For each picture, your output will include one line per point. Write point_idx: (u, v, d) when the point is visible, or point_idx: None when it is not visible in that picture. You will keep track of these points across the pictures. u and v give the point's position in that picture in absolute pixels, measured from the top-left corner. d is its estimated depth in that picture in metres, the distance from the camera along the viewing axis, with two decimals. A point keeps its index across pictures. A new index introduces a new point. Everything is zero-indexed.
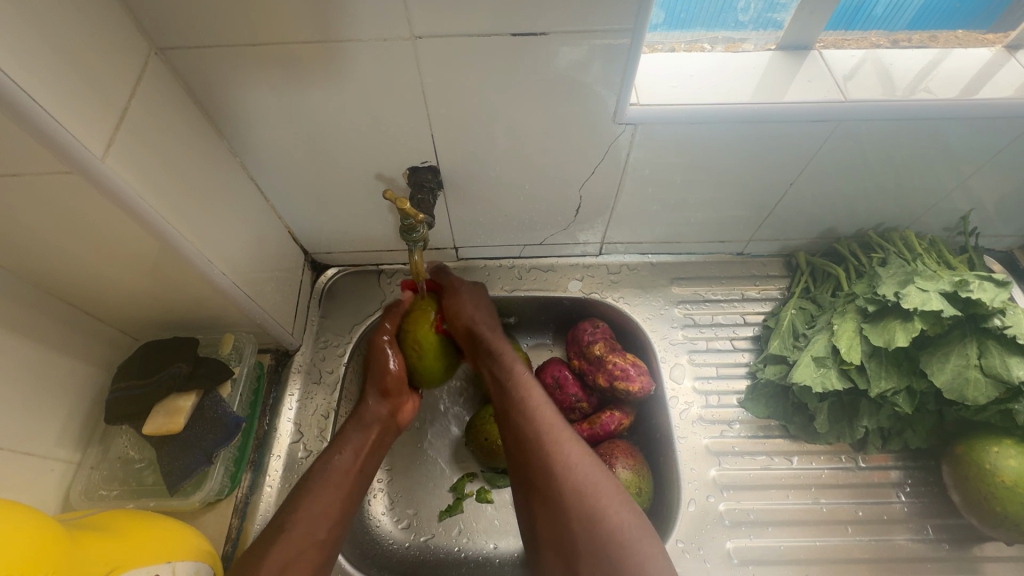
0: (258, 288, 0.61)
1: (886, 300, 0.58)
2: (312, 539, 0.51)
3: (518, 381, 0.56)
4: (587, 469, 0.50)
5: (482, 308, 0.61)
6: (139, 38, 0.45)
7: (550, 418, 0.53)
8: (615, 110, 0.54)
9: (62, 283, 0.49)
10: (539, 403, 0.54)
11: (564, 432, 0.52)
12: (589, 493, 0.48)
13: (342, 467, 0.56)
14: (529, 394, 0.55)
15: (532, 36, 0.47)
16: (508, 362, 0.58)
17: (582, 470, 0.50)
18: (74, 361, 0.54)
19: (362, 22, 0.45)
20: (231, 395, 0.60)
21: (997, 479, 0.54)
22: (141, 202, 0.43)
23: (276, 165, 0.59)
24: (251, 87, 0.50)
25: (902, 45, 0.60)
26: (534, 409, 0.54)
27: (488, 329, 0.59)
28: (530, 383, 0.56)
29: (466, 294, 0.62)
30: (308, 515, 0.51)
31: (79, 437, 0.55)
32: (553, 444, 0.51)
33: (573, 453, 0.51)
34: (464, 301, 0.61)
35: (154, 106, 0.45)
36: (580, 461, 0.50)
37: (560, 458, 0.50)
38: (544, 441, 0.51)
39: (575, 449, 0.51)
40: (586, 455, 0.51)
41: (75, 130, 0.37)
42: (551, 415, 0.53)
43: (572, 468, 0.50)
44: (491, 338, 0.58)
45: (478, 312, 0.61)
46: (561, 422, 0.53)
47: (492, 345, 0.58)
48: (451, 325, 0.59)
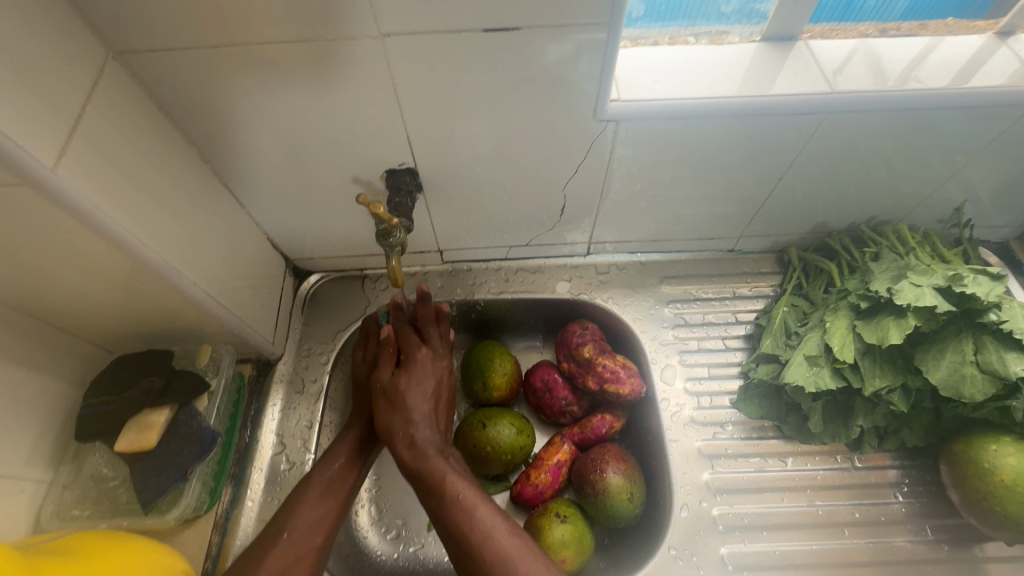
0: (234, 298, 0.59)
1: (878, 296, 0.57)
2: (309, 545, 0.51)
3: (430, 449, 0.54)
4: (518, 549, 0.46)
5: (430, 427, 0.56)
6: (95, 42, 0.43)
7: (489, 525, 0.48)
8: (595, 107, 0.52)
9: (25, 299, 0.48)
10: (482, 513, 0.49)
11: (495, 522, 0.48)
12: (513, 565, 0.45)
13: (336, 472, 0.56)
14: (461, 491, 0.50)
15: (506, 32, 0.46)
16: (420, 432, 0.55)
17: (495, 544, 0.47)
18: (43, 377, 0.52)
19: (326, 21, 0.44)
20: (208, 408, 0.58)
21: (996, 478, 0.52)
22: (98, 212, 0.41)
23: (249, 171, 0.57)
24: (217, 89, 0.48)
25: (891, 34, 0.58)
26: (449, 489, 0.51)
27: (429, 438, 0.55)
28: (458, 478, 0.52)
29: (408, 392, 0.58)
30: (304, 520, 0.52)
31: (51, 456, 0.53)
32: (481, 531, 0.47)
33: (494, 531, 0.48)
34: (410, 381, 0.58)
35: (112, 112, 0.44)
36: (516, 549, 0.46)
37: (486, 536, 0.47)
38: (479, 548, 0.47)
39: (488, 515, 0.49)
40: (514, 534, 0.48)
41: (22, 138, 0.35)
42: (484, 514, 0.49)
43: (503, 551, 0.46)
44: (418, 400, 0.57)
45: (421, 428, 0.55)
46: (483, 504, 0.49)
47: (411, 404, 0.57)
48: (415, 366, 0.60)
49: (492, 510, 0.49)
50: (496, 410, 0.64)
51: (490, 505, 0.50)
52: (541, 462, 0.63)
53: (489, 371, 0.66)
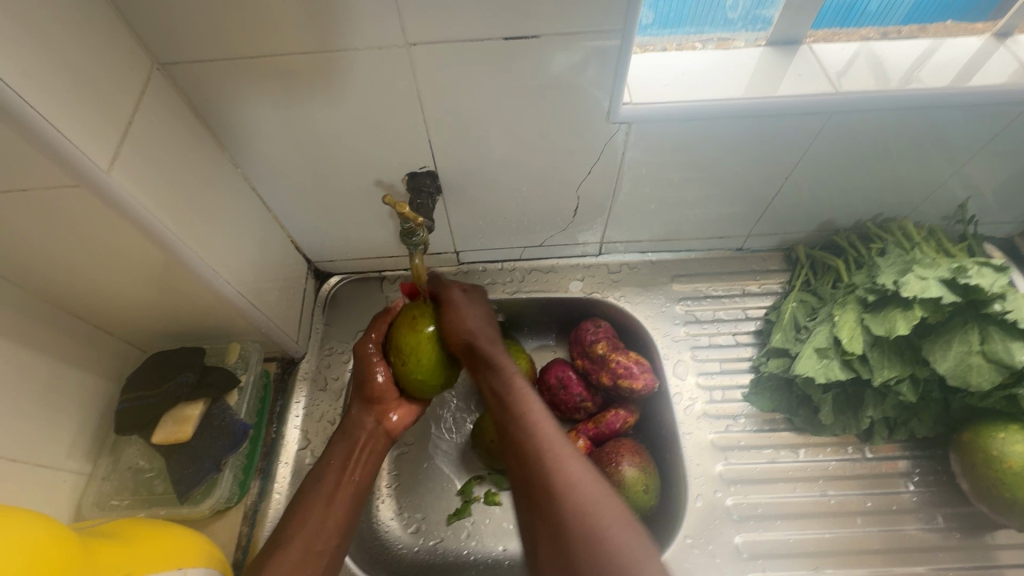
0: (262, 297, 0.61)
1: (885, 289, 0.58)
2: (310, 549, 0.51)
3: (507, 386, 0.54)
4: (580, 476, 0.45)
5: (494, 344, 0.56)
6: (142, 54, 0.46)
7: (561, 458, 0.47)
8: (609, 110, 0.55)
9: (72, 296, 0.50)
10: (550, 437, 0.49)
11: (578, 470, 0.46)
12: (593, 511, 0.43)
13: (332, 479, 0.56)
14: (529, 407, 0.52)
15: (523, 40, 0.48)
16: (495, 354, 0.56)
17: (563, 471, 0.46)
18: (83, 373, 0.54)
19: (356, 32, 0.46)
20: (239, 403, 0.60)
21: (1005, 465, 0.53)
22: (145, 212, 0.44)
23: (277, 176, 0.60)
24: (252, 97, 0.51)
25: (891, 37, 0.60)
26: (532, 416, 0.51)
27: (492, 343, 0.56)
28: (532, 402, 0.52)
29: (472, 327, 0.57)
30: (307, 526, 0.52)
31: (90, 449, 0.56)
32: (562, 482, 0.45)
33: (558, 447, 0.48)
34: (469, 311, 0.58)
35: (157, 120, 0.47)
36: (580, 479, 0.45)
37: (566, 486, 0.45)
38: (535, 456, 0.48)
39: (555, 441, 0.48)
40: (577, 459, 0.47)
41: (81, 144, 0.38)
42: (556, 438, 0.48)
43: (567, 483, 0.45)
44: (464, 321, 0.57)
45: (487, 342, 0.56)
46: (569, 454, 0.47)
47: (459, 322, 0.56)
48: (450, 305, 0.58)
49: (582, 462, 0.47)
50: (512, 406, 0.66)
51: (555, 425, 0.50)
52: None
53: None
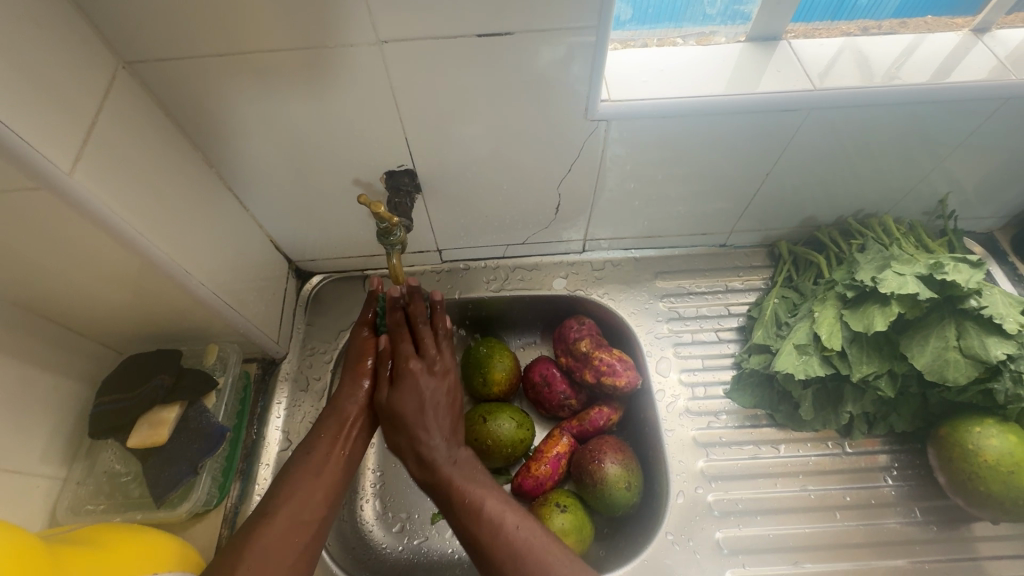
0: (240, 298, 0.61)
1: (864, 285, 0.59)
2: (296, 521, 0.50)
3: (441, 460, 0.55)
4: (532, 542, 0.48)
5: (437, 432, 0.56)
6: (106, 52, 0.45)
7: (504, 525, 0.49)
8: (586, 107, 0.54)
9: (42, 300, 0.50)
10: (498, 517, 0.50)
11: (516, 533, 0.49)
12: (524, 556, 0.47)
13: (322, 452, 0.55)
14: (472, 489, 0.53)
15: (497, 37, 0.48)
16: (428, 447, 0.56)
17: (507, 533, 0.49)
18: (57, 377, 0.54)
19: (326, 28, 0.46)
20: (217, 405, 0.60)
21: (980, 459, 0.54)
22: (111, 214, 0.43)
23: (253, 175, 0.59)
24: (222, 95, 0.50)
25: (872, 32, 0.60)
26: (458, 492, 0.53)
27: (432, 442, 0.56)
28: (467, 480, 0.54)
29: (408, 411, 0.57)
30: (295, 497, 0.51)
31: (64, 453, 0.55)
32: (507, 547, 0.48)
33: (506, 520, 0.50)
34: (405, 395, 0.57)
35: (123, 118, 0.46)
36: (531, 548, 0.48)
37: (513, 559, 0.47)
38: (481, 538, 0.49)
39: (507, 517, 0.50)
40: (521, 524, 0.50)
41: (41, 146, 0.37)
42: (494, 505, 0.51)
43: (519, 551, 0.48)
44: (412, 409, 0.57)
45: (429, 438, 0.56)
46: (506, 516, 0.50)
47: (404, 413, 0.56)
48: (405, 378, 0.58)
49: (530, 526, 0.50)
50: (495, 404, 0.66)
51: (497, 494, 0.52)
52: (540, 455, 0.64)
53: (488, 367, 0.67)
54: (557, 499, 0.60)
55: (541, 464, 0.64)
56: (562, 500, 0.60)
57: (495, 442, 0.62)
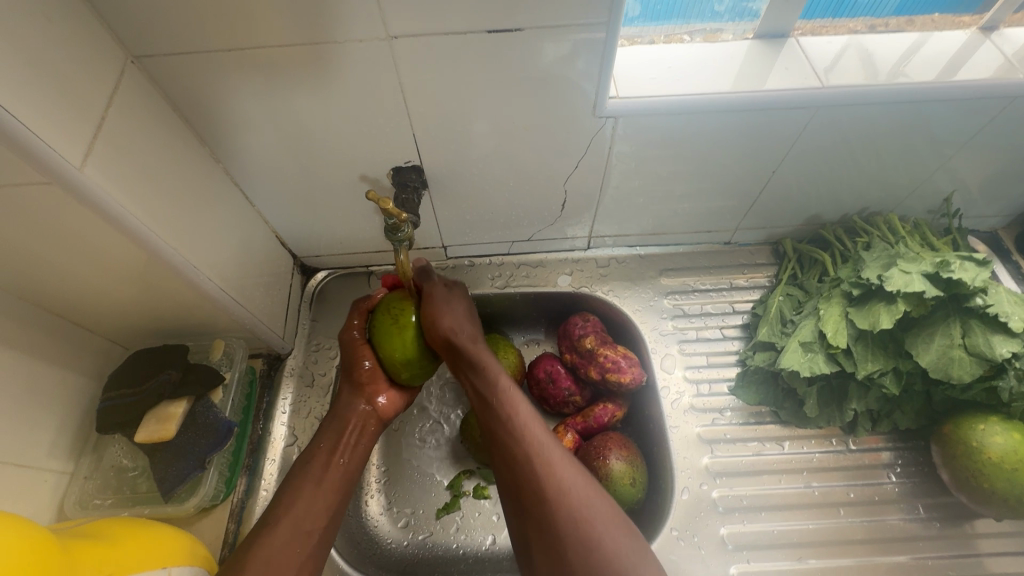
0: (246, 294, 0.61)
1: (869, 283, 0.59)
2: (298, 530, 0.50)
3: (491, 394, 0.54)
4: (555, 456, 0.50)
5: (468, 325, 0.56)
6: (115, 46, 0.45)
7: (541, 439, 0.50)
8: (595, 103, 0.54)
9: (49, 295, 0.50)
10: (525, 414, 0.52)
11: (537, 430, 0.51)
12: (552, 469, 0.49)
13: (322, 461, 0.55)
14: (516, 408, 0.53)
15: (507, 33, 0.47)
16: (459, 330, 0.55)
17: (531, 436, 0.51)
18: (64, 372, 0.54)
19: (335, 24, 0.46)
20: (223, 400, 0.60)
21: (984, 457, 0.54)
22: (121, 209, 0.43)
23: (260, 170, 0.59)
24: (231, 90, 0.50)
25: (879, 30, 0.60)
26: (517, 420, 0.52)
27: (468, 339, 0.55)
28: (520, 400, 0.53)
29: (451, 332, 0.54)
30: (295, 508, 0.51)
31: (71, 448, 0.55)
32: (558, 489, 0.47)
33: (530, 428, 0.51)
34: (448, 317, 0.55)
35: (132, 113, 0.46)
36: (554, 454, 0.50)
37: (559, 490, 0.47)
38: (528, 460, 0.49)
39: (533, 425, 0.51)
40: (579, 474, 0.49)
41: (52, 141, 0.37)
42: (543, 434, 0.51)
43: (540, 455, 0.49)
44: (447, 315, 0.56)
45: (463, 327, 0.56)
46: (536, 422, 0.52)
47: (433, 311, 0.55)
48: (437, 292, 0.58)
49: (571, 463, 0.49)
50: None
51: (543, 426, 0.52)
52: None
53: None
54: None
55: None
56: None
57: None
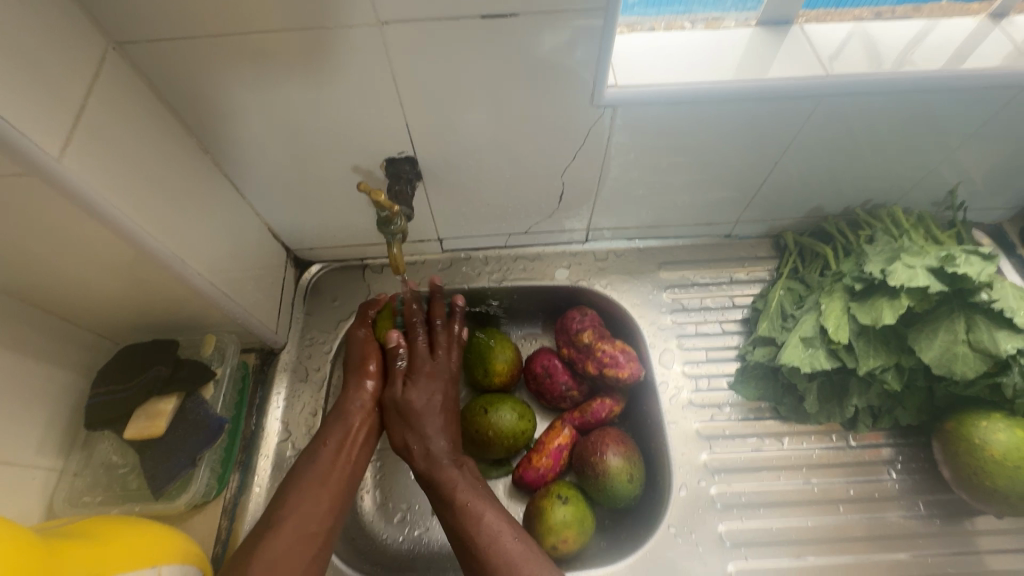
0: (237, 288, 0.59)
1: (872, 278, 0.58)
2: (303, 531, 0.51)
3: (444, 458, 0.57)
4: (520, 558, 0.49)
5: (444, 437, 0.59)
6: (95, 33, 0.43)
7: (494, 527, 0.51)
8: (592, 93, 0.53)
9: (33, 290, 0.48)
10: (479, 507, 0.53)
11: (490, 522, 0.52)
12: (518, 570, 0.49)
13: (327, 460, 0.56)
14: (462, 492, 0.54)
15: (501, 19, 0.46)
16: (434, 447, 0.58)
17: (500, 546, 0.50)
18: (51, 367, 0.53)
19: (324, 9, 0.44)
20: (215, 395, 0.59)
21: (987, 454, 0.53)
22: (103, 202, 0.42)
23: (250, 162, 0.58)
24: (218, 77, 0.48)
25: (885, 17, 0.59)
26: (460, 497, 0.54)
27: (442, 452, 0.58)
28: (470, 489, 0.55)
29: (421, 408, 0.60)
30: (300, 509, 0.52)
31: (61, 444, 0.55)
32: (505, 565, 0.49)
33: (502, 534, 0.51)
34: (418, 392, 0.60)
35: (114, 101, 0.44)
36: (519, 557, 0.49)
37: (505, 559, 0.49)
38: (465, 518, 0.53)
39: (503, 531, 0.51)
40: (517, 537, 0.51)
41: (29, 131, 0.36)
42: (493, 518, 0.52)
43: (507, 559, 0.49)
44: (424, 412, 0.59)
45: (436, 441, 0.58)
46: (495, 522, 0.52)
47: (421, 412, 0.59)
48: (421, 377, 0.61)
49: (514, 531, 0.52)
50: (497, 396, 0.65)
51: (495, 509, 0.54)
52: (542, 447, 0.64)
53: (490, 358, 0.66)
54: (559, 491, 0.59)
55: (543, 457, 0.63)
56: (564, 492, 0.59)
57: (497, 434, 0.62)
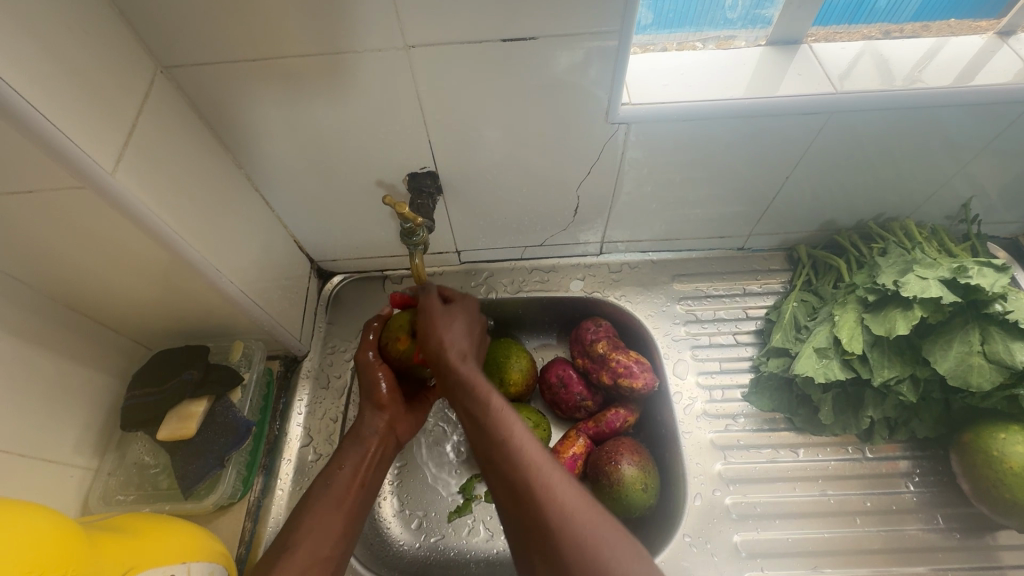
0: (265, 296, 0.62)
1: (885, 289, 0.58)
2: (315, 556, 0.50)
3: (462, 360, 0.54)
4: (546, 465, 0.45)
5: (463, 348, 0.55)
6: (145, 58, 0.47)
7: (525, 442, 0.47)
8: (608, 110, 0.55)
9: (78, 296, 0.51)
10: (512, 432, 0.47)
11: (516, 428, 0.48)
12: (545, 484, 0.44)
13: (341, 484, 0.55)
14: (510, 429, 0.48)
15: (521, 42, 0.48)
16: (455, 347, 0.55)
17: (522, 454, 0.46)
18: (90, 370, 0.56)
19: (355, 34, 0.47)
20: (242, 400, 0.61)
21: (1005, 466, 0.53)
22: (149, 212, 0.45)
23: (280, 176, 0.60)
24: (255, 97, 0.52)
25: (894, 36, 0.60)
26: (483, 397, 0.50)
27: (463, 355, 0.54)
28: (489, 387, 0.51)
29: (445, 322, 0.57)
30: (312, 533, 0.51)
31: (96, 445, 0.57)
32: (546, 491, 0.43)
33: (520, 437, 0.47)
34: (444, 328, 0.56)
35: (160, 121, 0.47)
36: (542, 462, 0.45)
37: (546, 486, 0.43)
38: (522, 471, 0.45)
39: (526, 438, 0.47)
40: (537, 447, 0.46)
41: (87, 148, 0.39)
42: (522, 430, 0.48)
43: (539, 473, 0.44)
44: (444, 332, 0.56)
45: (456, 346, 0.55)
46: (530, 440, 0.47)
47: (438, 330, 0.56)
48: (444, 310, 0.58)
49: (538, 445, 0.47)
50: (513, 405, 0.66)
51: (520, 421, 0.49)
52: (557, 455, 0.65)
53: (506, 367, 0.67)
54: None
55: (557, 464, 0.64)
56: None
57: None
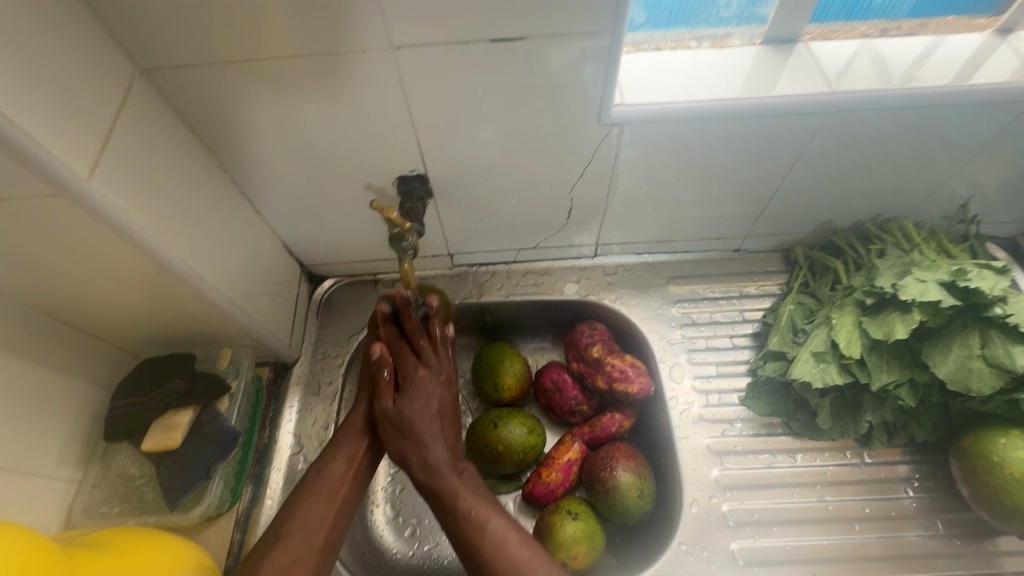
0: (253, 302, 0.61)
1: (883, 292, 0.57)
2: (308, 546, 0.50)
3: (443, 467, 0.55)
4: (533, 570, 0.48)
5: (442, 444, 0.56)
6: (124, 60, 0.46)
7: (501, 530, 0.50)
8: (600, 111, 0.54)
9: (57, 305, 0.50)
10: (500, 537, 0.50)
11: (507, 542, 0.50)
12: None
13: (336, 475, 0.55)
14: (488, 527, 0.50)
15: (509, 42, 0.47)
16: (430, 427, 0.56)
17: (506, 555, 0.49)
18: (73, 380, 0.54)
19: (340, 35, 0.46)
20: (229, 408, 0.60)
21: (1006, 472, 0.52)
22: (128, 219, 0.44)
23: (266, 180, 0.59)
24: (238, 99, 0.50)
25: (891, 33, 0.59)
26: (462, 506, 0.52)
27: (444, 443, 0.56)
28: (471, 492, 0.53)
29: (416, 412, 0.57)
30: (303, 520, 0.51)
31: (80, 455, 0.56)
32: None
33: (509, 538, 0.50)
34: (413, 402, 0.57)
35: (139, 125, 0.46)
36: (525, 559, 0.48)
37: None
38: (500, 556, 0.49)
39: (509, 535, 0.50)
40: (523, 542, 0.50)
41: (60, 153, 0.38)
42: (497, 523, 0.51)
43: None
44: (420, 411, 0.57)
45: (434, 446, 0.55)
46: (509, 538, 0.50)
47: (413, 416, 0.56)
48: (413, 378, 0.58)
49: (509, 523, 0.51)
50: (507, 410, 0.65)
51: (500, 513, 0.52)
52: (551, 461, 0.64)
53: (499, 372, 0.66)
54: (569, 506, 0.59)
55: (552, 470, 0.63)
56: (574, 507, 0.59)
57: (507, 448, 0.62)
